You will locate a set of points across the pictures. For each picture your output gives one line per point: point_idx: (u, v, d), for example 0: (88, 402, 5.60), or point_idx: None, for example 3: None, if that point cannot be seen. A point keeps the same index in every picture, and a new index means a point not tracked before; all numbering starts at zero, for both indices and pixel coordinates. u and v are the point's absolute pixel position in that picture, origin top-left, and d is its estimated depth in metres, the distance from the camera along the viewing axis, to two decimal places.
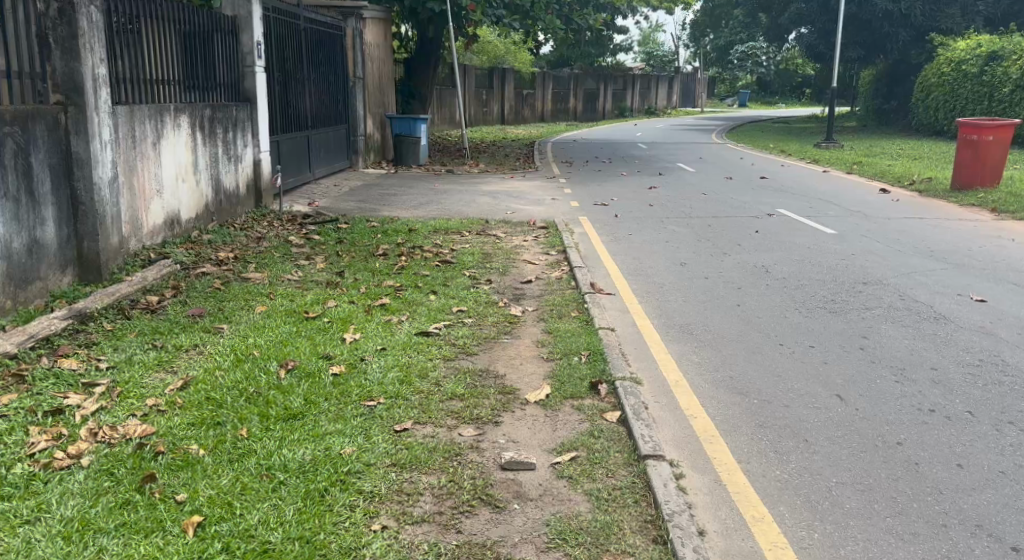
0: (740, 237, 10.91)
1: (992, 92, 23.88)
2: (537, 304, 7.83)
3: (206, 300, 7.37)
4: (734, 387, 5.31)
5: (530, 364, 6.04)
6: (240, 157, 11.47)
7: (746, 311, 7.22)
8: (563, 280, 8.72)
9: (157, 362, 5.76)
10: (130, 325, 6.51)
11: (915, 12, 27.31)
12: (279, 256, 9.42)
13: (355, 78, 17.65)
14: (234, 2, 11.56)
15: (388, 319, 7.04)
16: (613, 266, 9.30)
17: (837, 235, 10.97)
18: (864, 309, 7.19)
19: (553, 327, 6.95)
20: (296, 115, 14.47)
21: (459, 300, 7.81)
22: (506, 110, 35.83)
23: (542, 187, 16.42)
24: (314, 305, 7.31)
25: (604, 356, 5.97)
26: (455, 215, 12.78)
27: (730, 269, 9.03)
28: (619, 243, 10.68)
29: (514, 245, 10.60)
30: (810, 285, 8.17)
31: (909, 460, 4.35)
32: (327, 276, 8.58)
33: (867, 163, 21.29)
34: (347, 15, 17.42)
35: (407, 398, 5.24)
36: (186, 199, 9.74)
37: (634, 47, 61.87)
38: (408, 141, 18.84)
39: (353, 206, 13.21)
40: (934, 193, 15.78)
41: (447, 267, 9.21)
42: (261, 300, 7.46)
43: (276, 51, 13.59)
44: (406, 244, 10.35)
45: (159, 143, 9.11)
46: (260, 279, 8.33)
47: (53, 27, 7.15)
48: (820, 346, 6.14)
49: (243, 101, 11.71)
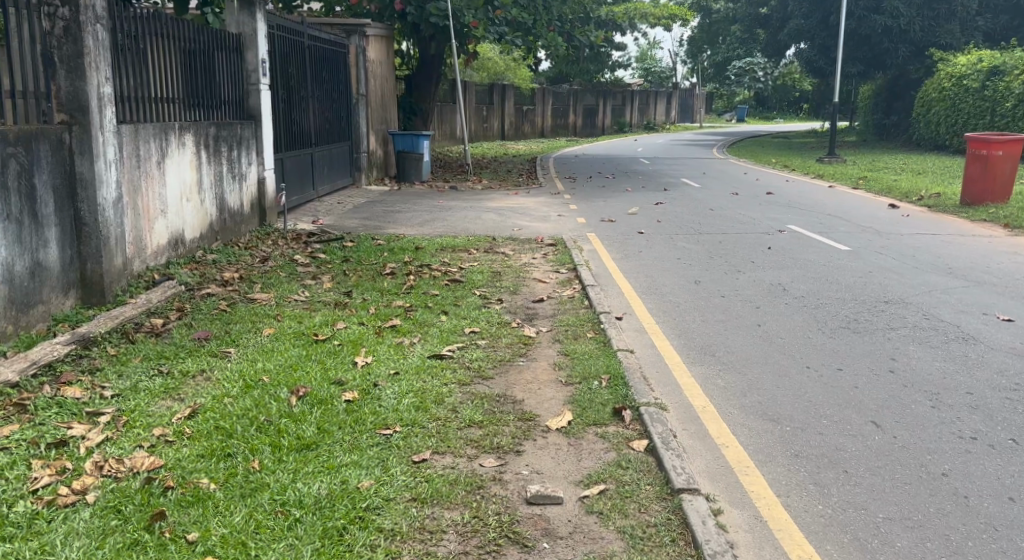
0: (753, 254, 10.73)
1: (994, 107, 23.78)
2: (550, 324, 7.63)
3: (212, 323, 7.18)
4: (764, 414, 5.12)
5: (548, 389, 5.84)
6: (245, 175, 11.30)
7: (766, 331, 7.04)
8: (576, 299, 8.53)
9: (164, 390, 5.56)
10: (135, 350, 6.32)
11: (915, 27, 27.23)
12: (285, 276, 9.23)
13: (358, 94, 17.53)
14: (238, 20, 11.42)
15: (400, 341, 6.84)
16: (626, 285, 9.11)
17: (850, 252, 10.79)
18: (888, 329, 7.00)
19: (570, 349, 6.76)
20: (299, 132, 14.32)
21: (472, 320, 7.61)
22: (506, 126, 35.74)
23: (546, 204, 16.25)
24: (323, 327, 7.11)
25: (626, 380, 5.76)
26: (462, 233, 12.60)
27: (746, 287, 8.83)
28: (630, 261, 10.49)
29: (523, 263, 10.42)
30: (831, 304, 7.98)
31: (957, 493, 4.16)
32: (335, 296, 8.39)
33: (872, 178, 21.14)
34: (351, 32, 17.32)
35: (424, 426, 5.03)
36: (190, 219, 9.56)
37: (632, 64, 61.99)
38: (410, 158, 18.68)
39: (357, 223, 13.02)
40: (941, 209, 15.61)
41: (457, 286, 9.02)
42: (269, 322, 7.26)
43: (280, 68, 13.45)
44: (414, 262, 10.16)
45: (164, 162, 8.94)
46: (266, 300, 8.15)
47: (58, 45, 7.01)
48: (849, 370, 5.95)
49: (247, 119, 11.55)
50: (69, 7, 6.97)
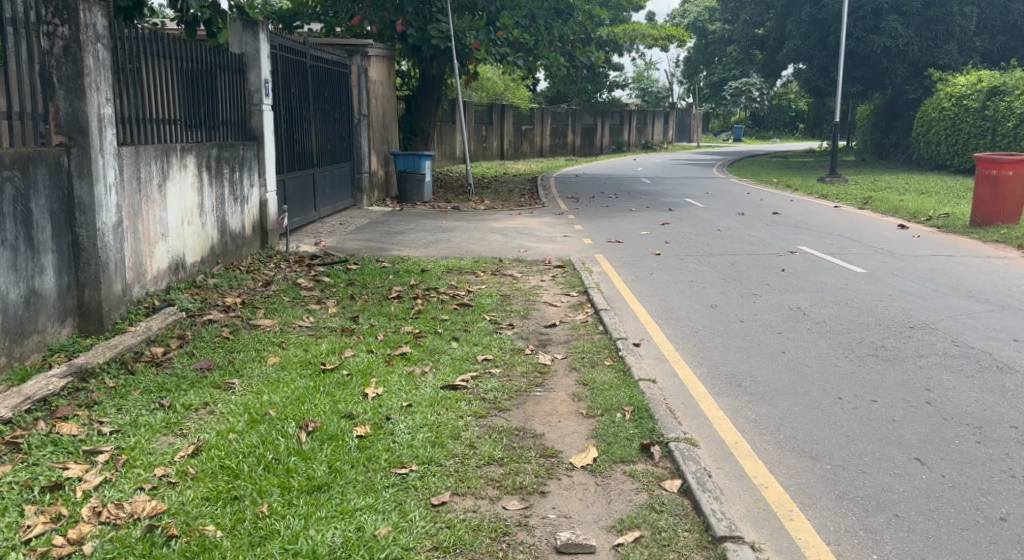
0: (768, 276, 10.48)
1: (996, 127, 23.63)
2: (565, 351, 7.36)
3: (213, 352, 6.90)
4: (801, 450, 4.86)
5: (569, 422, 5.56)
6: (246, 198, 11.05)
7: (791, 359, 6.78)
8: (590, 323, 8.27)
9: (165, 426, 5.29)
10: (135, 383, 6.07)
11: (913, 47, 27.06)
12: (289, 301, 8.96)
13: (360, 115, 17.32)
14: (241, 40, 11.22)
15: (411, 370, 6.56)
16: (640, 309, 8.84)
17: (866, 274, 10.54)
18: (918, 357, 6.75)
19: (588, 378, 6.49)
20: (301, 152, 14.09)
21: (484, 347, 7.34)
22: (505, 145, 35.58)
23: (550, 224, 16.01)
24: (330, 356, 6.84)
25: (650, 413, 5.48)
26: (467, 254, 12.35)
27: (764, 311, 8.57)
28: (642, 283, 10.22)
29: (533, 285, 10.15)
30: (855, 329, 7.73)
31: (1018, 540, 3.93)
32: (341, 322, 8.13)
33: (877, 198, 20.93)
34: (352, 52, 17.14)
35: (441, 464, 4.75)
36: (192, 242, 9.29)
37: (629, 84, 62.03)
38: (412, 178, 18.45)
39: (360, 245, 12.77)
40: (949, 229, 15.39)
41: (467, 310, 8.75)
42: (273, 351, 6.98)
43: (282, 88, 13.24)
44: (420, 286, 9.89)
45: (165, 185, 8.68)
46: (270, 326, 7.89)
47: (58, 66, 6.77)
48: (883, 401, 5.70)
49: (249, 140, 11.31)
50: (69, 26, 6.75)
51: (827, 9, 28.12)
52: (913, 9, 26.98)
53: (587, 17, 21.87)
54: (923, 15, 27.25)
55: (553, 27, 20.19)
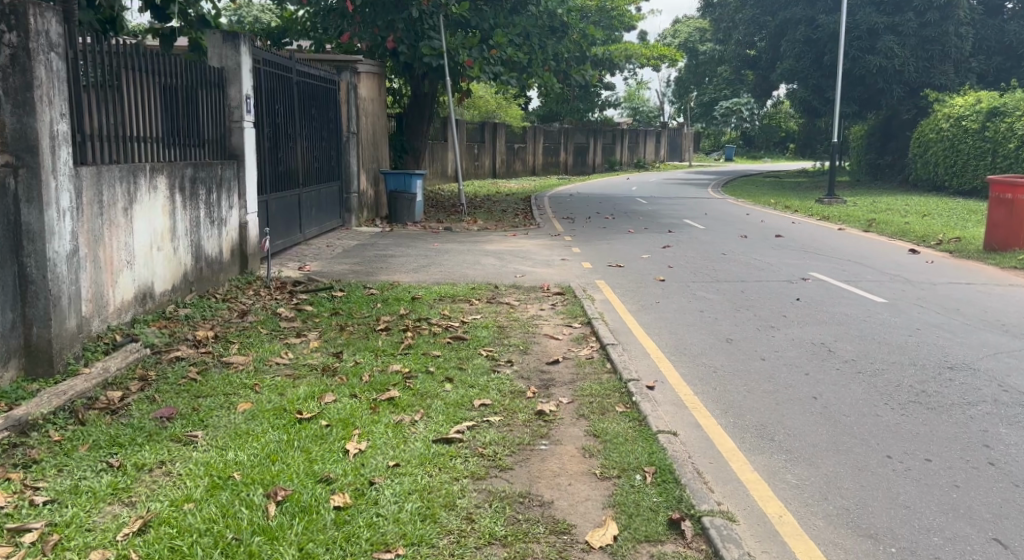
0: (783, 307, 9.76)
1: (996, 149, 23.09)
2: (571, 393, 6.64)
3: (177, 398, 6.25)
4: (855, 528, 4.30)
5: (582, 484, 4.86)
6: (225, 220, 10.29)
7: (825, 406, 6.08)
8: (596, 360, 7.55)
9: (112, 492, 4.64)
10: (83, 436, 5.43)
11: (910, 68, 26.49)
12: (267, 334, 8.22)
13: (348, 133, 16.62)
14: (221, 53, 10.53)
15: (399, 420, 5.81)
16: (650, 343, 8.11)
17: (888, 305, 9.85)
18: (966, 405, 6.10)
19: (599, 428, 5.76)
20: (286, 172, 13.37)
21: (482, 389, 6.60)
22: (497, 164, 34.94)
23: (545, 246, 15.33)
24: (307, 401, 6.10)
25: (675, 475, 4.79)
26: (461, 280, 11.64)
27: (787, 347, 7.85)
28: (649, 314, 9.49)
29: (531, 315, 9.43)
30: (888, 369, 7.04)
31: None
32: (322, 359, 7.41)
33: (881, 221, 20.26)
34: (341, 67, 16.42)
35: (434, 545, 4.17)
36: (162, 270, 8.55)
37: (620, 103, 61.49)
38: (402, 198, 17.74)
39: (348, 270, 12.04)
40: (961, 254, 14.71)
41: (461, 345, 8.01)
42: (245, 395, 6.28)
43: (266, 104, 12.51)
44: (410, 315, 9.15)
45: (131, 209, 7.93)
46: (243, 363, 7.21)
47: (4, 77, 6.06)
48: (939, 461, 5.05)
49: (228, 159, 10.57)
50: (16, 33, 6.04)
51: (822, 29, 27.52)
52: (909, 29, 26.35)
53: (582, 35, 21.21)
54: (918, 35, 26.70)
55: (548, 45, 19.54)
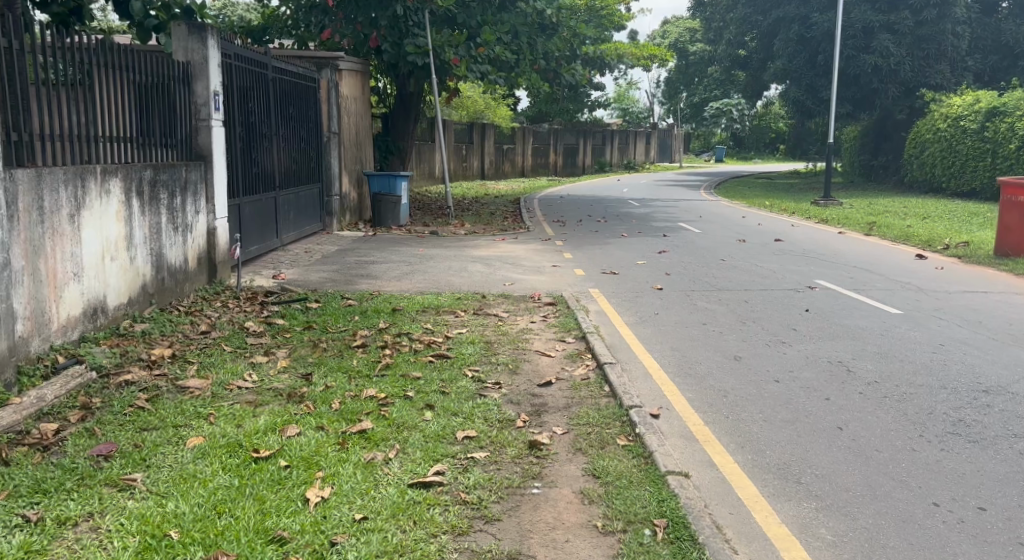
0: (792, 319, 9.05)
1: (996, 149, 22.49)
2: (565, 422, 5.91)
3: (120, 430, 5.54)
4: None
5: (582, 542, 4.21)
6: (190, 226, 9.53)
7: (853, 439, 5.38)
8: (593, 382, 6.81)
9: (24, 556, 4.02)
10: (3, 479, 4.73)
11: (905, 67, 25.86)
12: (230, 352, 7.48)
13: (329, 132, 15.86)
14: (186, 46, 9.76)
15: (370, 458, 5.09)
16: (652, 361, 7.38)
17: (904, 316, 9.16)
18: (1010, 436, 5.44)
19: (600, 466, 5.05)
20: (261, 173, 12.61)
21: (466, 418, 5.86)
22: (486, 165, 34.22)
23: (534, 252, 14.60)
24: (265, 436, 5.38)
25: (692, 536, 4.17)
26: (447, 289, 10.92)
27: (803, 367, 7.14)
28: (649, 327, 8.77)
29: (521, 329, 8.71)
30: (918, 394, 6.34)
31: None
32: (290, 381, 6.68)
33: (883, 223, 19.59)
34: (321, 64, 15.66)
35: None
36: (116, 282, 7.81)
37: (611, 104, 60.84)
38: (387, 201, 16.98)
39: (326, 278, 11.30)
40: (971, 259, 14.04)
41: (444, 364, 7.27)
42: (197, 428, 5.57)
43: (238, 103, 11.74)
44: (390, 330, 8.41)
45: (79, 215, 7.21)
46: (202, 387, 6.50)
47: None
48: (996, 511, 4.42)
49: (195, 160, 9.81)
50: None
51: (816, 27, 26.86)
52: (905, 27, 25.76)
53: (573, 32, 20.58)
54: (914, 35, 26.06)
55: (539, 44, 18.81)
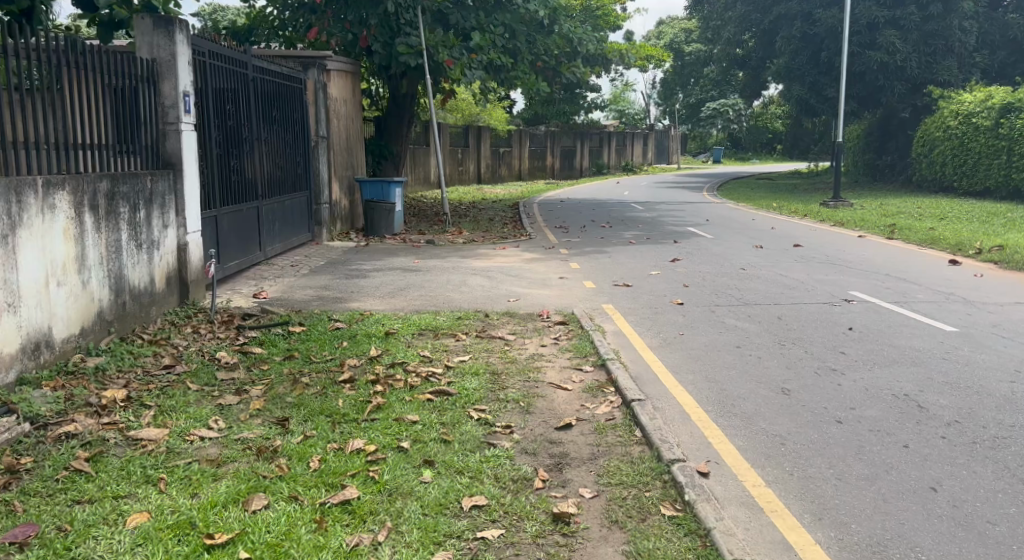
0: (837, 339, 8.00)
1: (1012, 146, 21.40)
2: (591, 478, 4.87)
3: (49, 502, 4.52)
4: None
5: None
6: (156, 242, 8.45)
7: (954, 505, 4.40)
8: (621, 424, 5.76)
9: None
10: None
11: (911, 64, 24.82)
12: (195, 392, 6.42)
13: (317, 136, 14.82)
14: (152, 42, 8.68)
15: (354, 544, 4.10)
16: (686, 397, 6.32)
17: (961, 335, 8.13)
18: None
19: (644, 549, 4.08)
20: (241, 181, 11.56)
21: (472, 478, 4.80)
22: (482, 169, 33.16)
23: (536, 262, 13.54)
24: (222, 510, 4.36)
25: None
26: (445, 306, 9.86)
27: (866, 402, 6.09)
28: (676, 351, 7.72)
29: (532, 354, 7.65)
30: (1013, 438, 5.30)
31: None
32: (260, 430, 5.61)
33: (904, 226, 18.47)
34: (307, 65, 14.64)
35: None
36: (64, 310, 6.77)
37: (608, 106, 59.69)
38: (380, 208, 15.92)
39: (312, 295, 10.25)
40: (1008, 267, 12.94)
41: (444, 402, 6.21)
42: (142, 498, 4.54)
43: (214, 105, 10.68)
44: (382, 359, 7.34)
45: (14, 235, 6.23)
46: (157, 436, 5.47)
47: None
48: None
49: (163, 169, 8.76)
50: None
51: (819, 23, 25.76)
52: (912, 22, 24.54)
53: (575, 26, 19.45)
54: (921, 30, 24.86)
55: (536, 42, 17.75)
